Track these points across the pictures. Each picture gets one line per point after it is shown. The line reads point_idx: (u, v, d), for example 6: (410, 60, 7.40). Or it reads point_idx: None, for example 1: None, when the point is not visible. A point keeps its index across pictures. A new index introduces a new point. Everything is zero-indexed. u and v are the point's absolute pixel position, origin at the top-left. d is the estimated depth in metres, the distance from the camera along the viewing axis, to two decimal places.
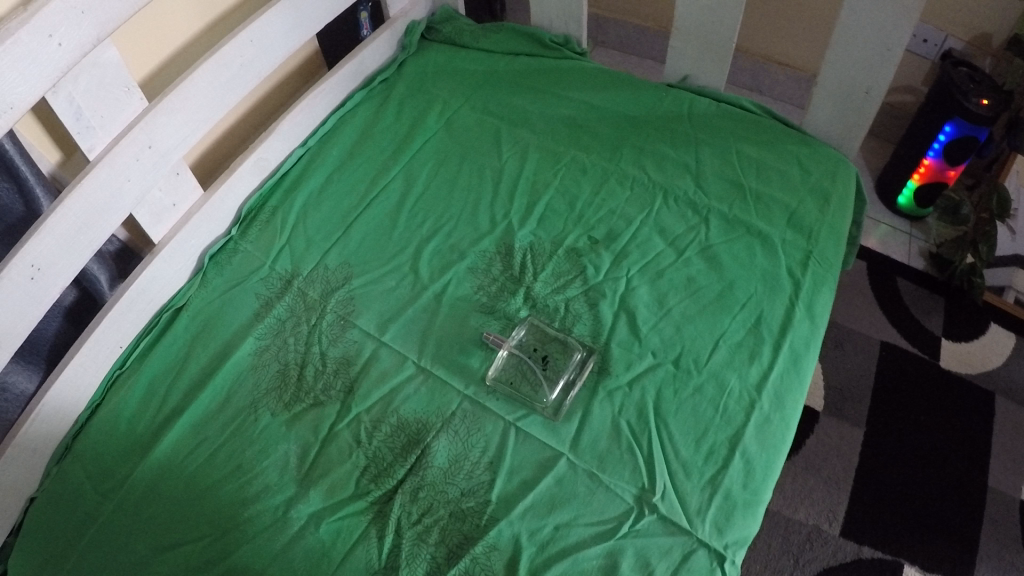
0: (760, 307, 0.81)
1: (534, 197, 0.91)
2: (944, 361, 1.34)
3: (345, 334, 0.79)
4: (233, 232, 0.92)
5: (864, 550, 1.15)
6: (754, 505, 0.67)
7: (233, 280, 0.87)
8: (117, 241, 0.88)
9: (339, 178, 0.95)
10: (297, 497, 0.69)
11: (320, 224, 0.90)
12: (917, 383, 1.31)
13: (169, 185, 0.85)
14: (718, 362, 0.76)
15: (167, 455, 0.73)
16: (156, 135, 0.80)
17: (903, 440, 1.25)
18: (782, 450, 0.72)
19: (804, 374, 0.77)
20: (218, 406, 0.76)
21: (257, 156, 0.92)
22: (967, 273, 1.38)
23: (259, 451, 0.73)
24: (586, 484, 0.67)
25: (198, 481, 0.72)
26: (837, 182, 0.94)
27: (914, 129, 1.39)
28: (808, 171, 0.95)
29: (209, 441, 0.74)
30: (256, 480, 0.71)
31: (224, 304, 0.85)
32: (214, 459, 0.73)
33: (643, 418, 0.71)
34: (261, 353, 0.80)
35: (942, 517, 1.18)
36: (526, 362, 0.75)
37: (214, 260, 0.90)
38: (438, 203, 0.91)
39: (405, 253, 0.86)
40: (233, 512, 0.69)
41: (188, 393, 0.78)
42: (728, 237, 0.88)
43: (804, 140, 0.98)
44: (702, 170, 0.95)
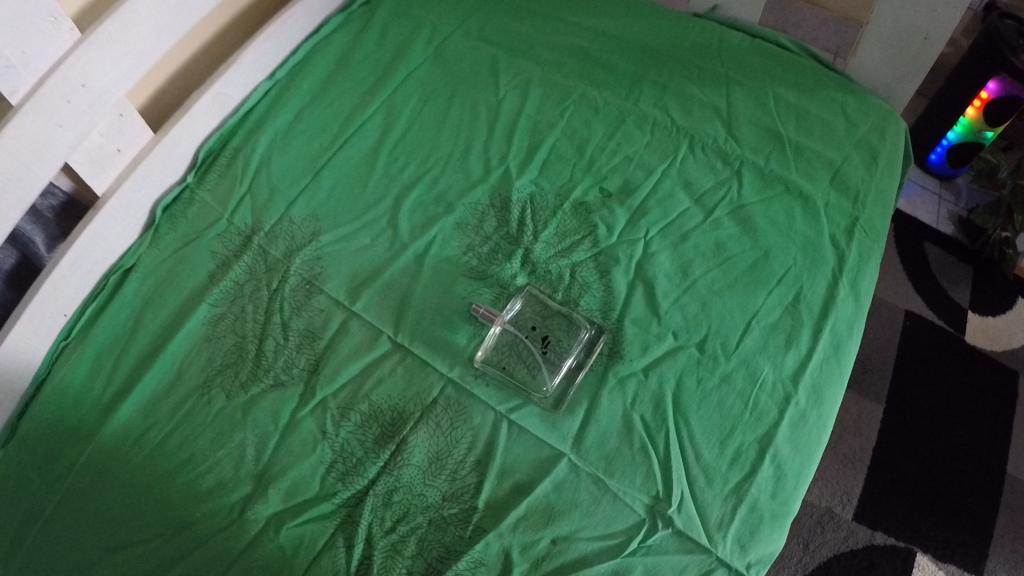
0: (800, 282, 0.69)
1: (536, 140, 0.77)
2: (969, 336, 1.23)
3: (311, 301, 0.67)
4: (189, 180, 0.78)
5: (878, 536, 1.06)
6: (782, 517, 0.58)
7: (187, 236, 0.74)
8: (60, 193, 0.74)
9: (310, 116, 0.80)
10: (254, 496, 0.59)
11: (286, 169, 0.76)
12: (942, 358, 1.20)
13: (113, 129, 0.71)
14: (749, 347, 0.64)
15: (111, 444, 0.62)
16: (91, 71, 0.65)
17: (922, 422, 1.15)
18: (816, 453, 0.61)
19: (846, 363, 0.65)
20: (168, 385, 0.65)
21: (215, 90, 0.78)
22: (1001, 243, 1.24)
23: (212, 440, 0.62)
24: (590, 491, 0.57)
25: (148, 475, 0.61)
26: (888, 137, 0.80)
27: (948, 87, 1.23)
28: (854, 123, 0.81)
29: (159, 427, 0.63)
30: (209, 475, 0.60)
31: (177, 265, 0.72)
32: (165, 447, 0.62)
33: (660, 412, 0.60)
34: (217, 323, 0.68)
35: (962, 505, 1.08)
36: (521, 342, 0.64)
37: (168, 212, 0.77)
38: (422, 145, 0.77)
39: (383, 204, 0.73)
40: (185, 511, 0.59)
41: (136, 369, 0.67)
42: (763, 197, 0.75)
43: (849, 88, 0.84)
44: (735, 115, 0.81)
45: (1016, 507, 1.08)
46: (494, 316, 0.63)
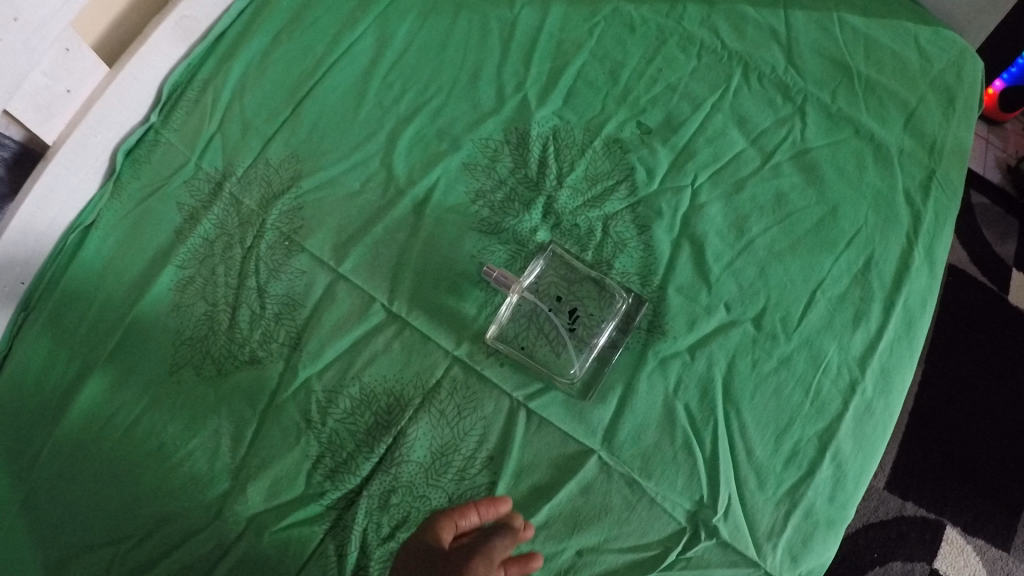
0: (872, 246, 0.57)
1: (560, 63, 0.64)
2: (1012, 297, 1.07)
3: (290, 262, 0.56)
4: (153, 120, 0.64)
5: (907, 507, 0.97)
6: (839, 524, 0.49)
7: (152, 184, 0.63)
8: (11, 144, 0.60)
9: (289, 38, 0.66)
10: (233, 493, 0.51)
11: (262, 101, 0.63)
12: (990, 317, 1.06)
13: (59, 66, 0.58)
14: (814, 324, 0.53)
15: (76, 431, 0.54)
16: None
17: (967, 386, 1.02)
18: (879, 448, 0.52)
19: (917, 343, 0.55)
20: (134, 363, 0.56)
21: (179, 13, 0.64)
22: None
23: (185, 427, 0.53)
24: (623, 495, 0.48)
25: (118, 466, 0.53)
26: (965, 79, 0.66)
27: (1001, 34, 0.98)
28: (929, 58, 0.67)
29: (126, 412, 0.54)
30: (183, 467, 0.52)
31: (140, 219, 0.61)
32: (133, 434, 0.54)
33: (708, 402, 0.50)
34: (185, 288, 0.57)
35: (999, 478, 0.98)
36: (544, 312, 0.53)
37: (132, 158, 0.64)
38: (423, 67, 0.64)
39: (376, 139, 0.61)
40: (159, 510, 0.51)
41: (100, 342, 0.57)
42: (831, 140, 0.62)
43: (922, 18, 0.69)
44: (798, 39, 0.67)
45: None
46: (512, 280, 0.51)
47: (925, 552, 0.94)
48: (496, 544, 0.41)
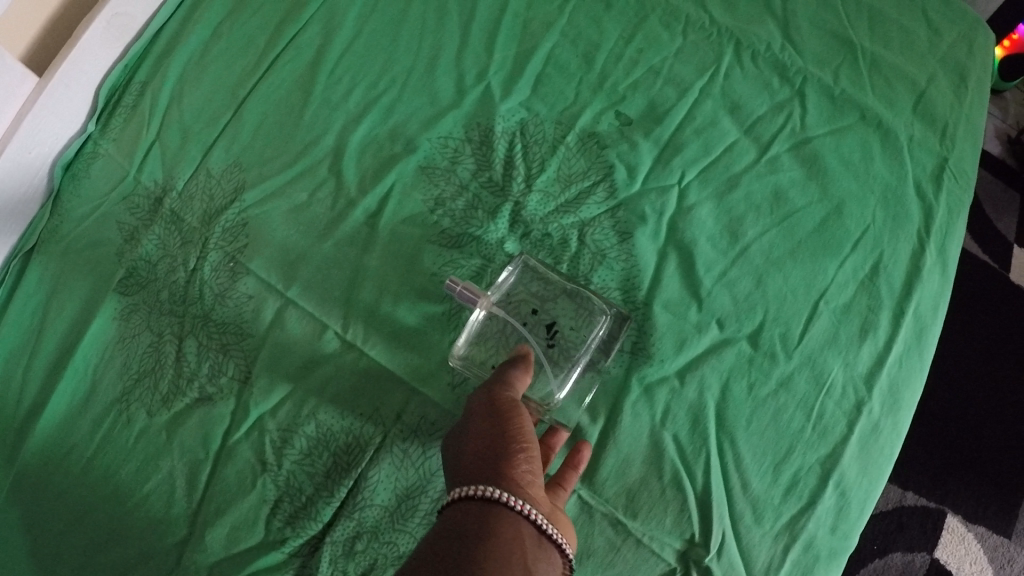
0: (879, 248, 0.52)
1: (528, 46, 0.58)
2: (1013, 275, 1.02)
3: (236, 285, 0.51)
4: (91, 130, 0.59)
5: (907, 497, 0.92)
6: (842, 556, 0.45)
7: (92, 202, 0.56)
8: None
9: (231, 31, 0.60)
10: (191, 541, 0.46)
11: (202, 102, 0.57)
12: (998, 297, 1.00)
13: None
14: (816, 339, 0.48)
15: (27, 477, 0.49)
16: None
17: (969, 369, 0.97)
18: (885, 471, 0.48)
19: (928, 354, 0.50)
20: (82, 400, 0.51)
21: (110, 10, 0.58)
22: None
23: (137, 469, 0.48)
24: (606, 535, 0.44)
25: (68, 514, 0.48)
26: (977, 53, 0.61)
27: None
28: (938, 30, 0.61)
29: (78, 455, 0.49)
30: (140, 511, 0.47)
31: (80, 243, 0.55)
32: (86, 479, 0.49)
33: (699, 431, 0.45)
34: (129, 317, 0.52)
35: (1002, 465, 0.93)
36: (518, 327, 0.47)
37: (71, 173, 0.58)
38: (374, 56, 0.58)
39: (324, 141, 0.55)
40: (112, 561, 0.47)
41: (44, 385, 0.52)
42: (834, 127, 0.57)
43: None
44: (794, 12, 0.61)
45: None
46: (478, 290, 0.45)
47: (927, 542, 0.90)
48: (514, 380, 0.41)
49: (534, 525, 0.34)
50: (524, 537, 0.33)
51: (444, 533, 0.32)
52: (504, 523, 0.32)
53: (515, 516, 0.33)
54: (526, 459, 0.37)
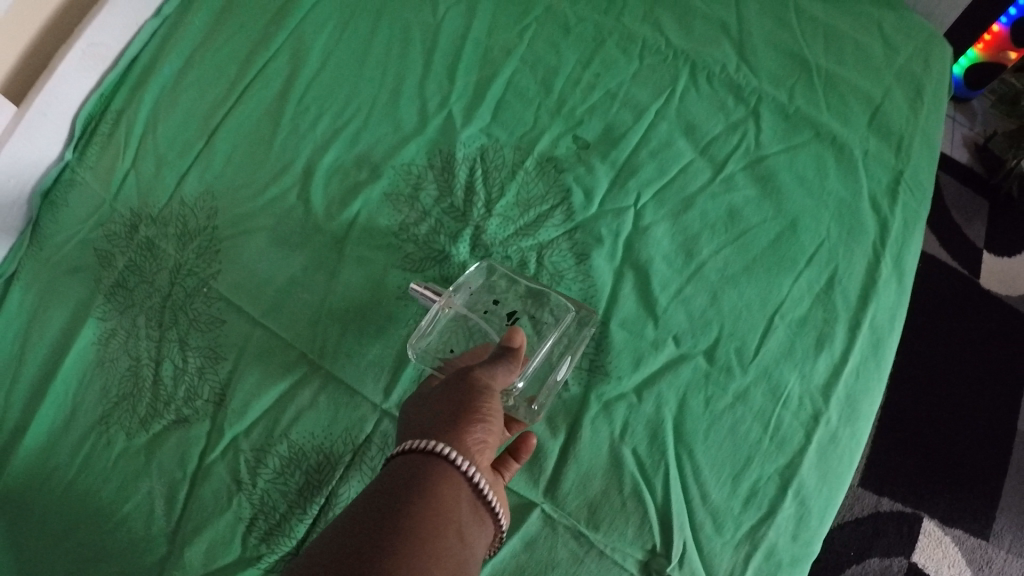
0: (833, 262, 0.54)
1: (488, 72, 0.60)
2: (982, 280, 1.05)
3: (209, 310, 0.52)
4: (68, 158, 0.60)
5: (882, 502, 0.94)
6: (804, 562, 0.47)
7: (68, 229, 0.58)
8: None
9: (203, 60, 0.62)
10: (170, 559, 0.47)
11: (176, 131, 0.59)
12: (961, 303, 1.04)
13: None
14: (772, 352, 0.50)
15: (15, 496, 0.51)
16: None
17: (935, 373, 1.00)
18: (846, 480, 0.49)
19: (886, 364, 0.52)
20: (65, 422, 0.52)
21: (85, 42, 0.60)
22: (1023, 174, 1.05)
23: (117, 489, 0.49)
24: (570, 547, 0.45)
25: (53, 533, 0.49)
26: (933, 68, 0.63)
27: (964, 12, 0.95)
28: (894, 47, 0.64)
29: (60, 475, 0.51)
30: (121, 531, 0.48)
31: (60, 270, 0.57)
32: (68, 499, 0.50)
33: (657, 443, 0.47)
34: (108, 342, 0.53)
35: (973, 467, 0.95)
36: (476, 326, 0.47)
37: (49, 200, 0.60)
38: (340, 83, 0.60)
39: (291, 169, 0.56)
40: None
41: (27, 407, 0.53)
42: (788, 145, 0.59)
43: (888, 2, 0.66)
44: (749, 35, 0.64)
45: None
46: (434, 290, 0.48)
47: (904, 547, 0.91)
48: (501, 364, 0.40)
49: (473, 487, 0.35)
50: (460, 496, 0.33)
51: (382, 482, 0.33)
52: (444, 479, 0.33)
53: (456, 476, 0.34)
54: (484, 429, 0.37)
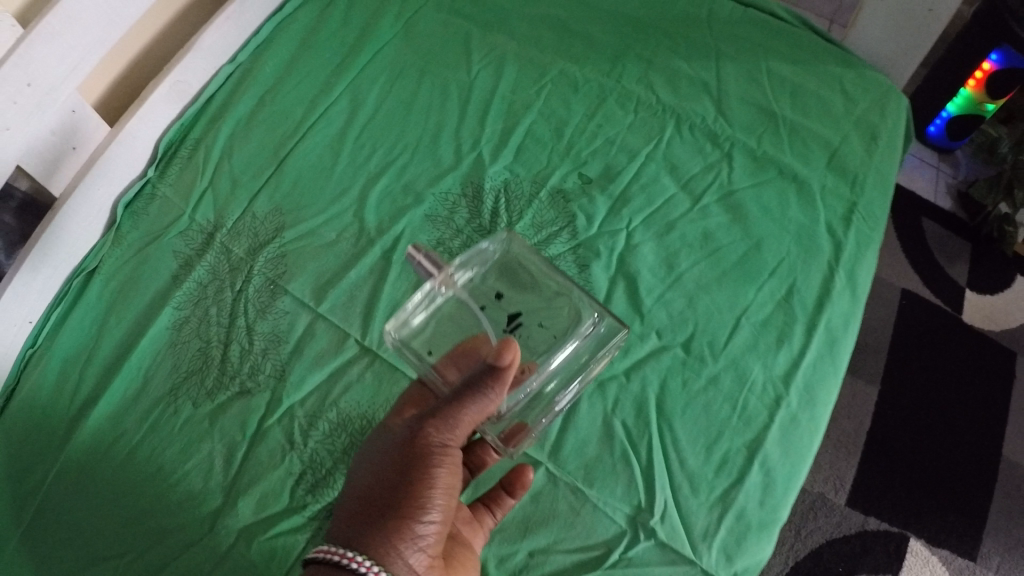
0: (793, 275, 0.65)
1: (512, 122, 0.74)
2: (967, 316, 1.24)
3: (275, 303, 0.64)
4: (150, 174, 0.74)
5: (869, 522, 1.07)
6: (771, 526, 0.54)
7: (150, 234, 0.70)
8: (20, 195, 0.73)
9: (273, 103, 0.77)
10: (224, 509, 0.55)
11: (247, 159, 0.73)
12: (935, 342, 1.21)
13: (65, 125, 0.71)
14: (739, 346, 0.61)
15: (83, 456, 0.59)
16: (35, 67, 0.63)
17: (913, 402, 1.16)
18: (809, 456, 0.58)
19: (842, 361, 0.61)
20: (135, 393, 0.62)
21: (172, 78, 0.75)
22: (1000, 220, 1.26)
23: (180, 451, 0.58)
24: (568, 501, 0.55)
25: (119, 488, 0.57)
26: (888, 115, 0.75)
27: (958, 45, 1.16)
28: (853, 100, 0.77)
29: (129, 437, 0.59)
30: (180, 486, 0.57)
31: (139, 265, 0.69)
32: (135, 458, 0.58)
33: (643, 417, 0.57)
34: (181, 327, 0.64)
35: (954, 489, 1.10)
36: (472, 312, 0.56)
37: (130, 208, 0.73)
38: (390, 128, 0.74)
39: (348, 195, 0.70)
40: (154, 525, 0.55)
41: (101, 377, 0.63)
42: (755, 181, 0.71)
43: (846, 61, 0.79)
44: (727, 93, 0.77)
45: (1016, 490, 1.10)
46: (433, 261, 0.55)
47: (891, 564, 1.04)
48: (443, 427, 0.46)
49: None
50: None
51: None
52: None
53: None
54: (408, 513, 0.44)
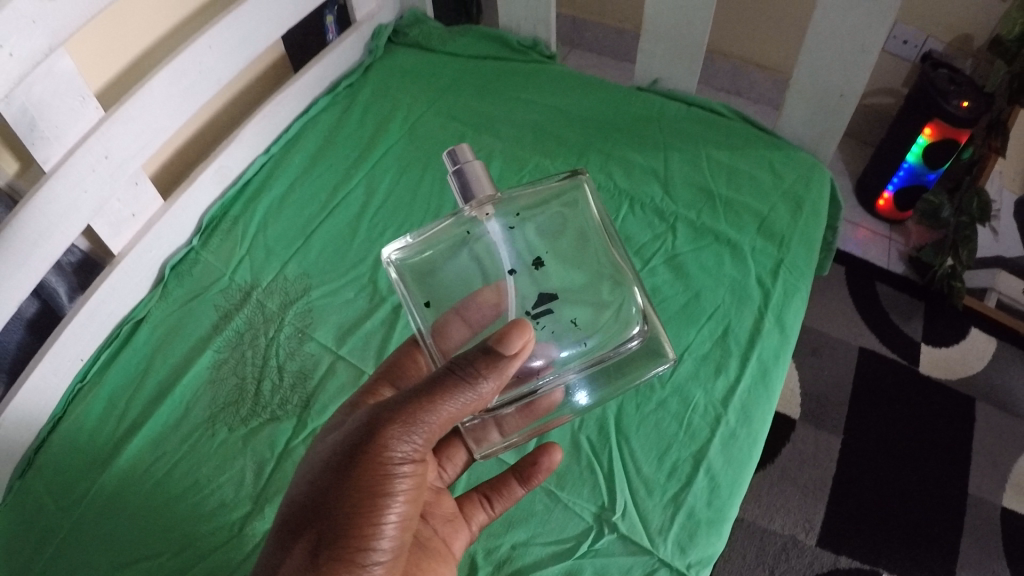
0: (727, 318, 0.80)
1: None
2: (923, 367, 1.41)
3: (302, 347, 0.83)
4: (194, 243, 0.93)
5: (841, 559, 1.21)
6: (719, 523, 0.66)
7: (192, 292, 0.90)
8: (78, 251, 0.91)
9: (301, 187, 0.97)
10: (251, 514, 0.72)
11: (281, 234, 0.92)
12: (893, 393, 1.38)
13: (129, 195, 0.88)
14: (683, 375, 0.75)
15: (124, 472, 0.76)
16: (112, 145, 0.82)
17: (876, 447, 1.32)
18: (750, 466, 0.70)
19: (773, 388, 0.75)
20: (177, 420, 0.79)
21: (217, 164, 0.94)
22: (948, 276, 1.44)
23: (215, 467, 0.75)
24: (544, 502, 0.69)
25: (155, 498, 0.74)
26: (812, 187, 0.92)
27: (896, 126, 1.44)
28: (781, 176, 0.93)
29: (167, 457, 0.76)
30: (212, 497, 0.73)
31: (183, 317, 0.87)
32: (172, 474, 0.75)
33: (603, 433, 0.72)
34: (220, 366, 0.82)
35: (918, 524, 1.24)
36: (496, 249, 0.64)
37: (175, 270, 0.92)
38: (400, 210, 0.93)
39: (364, 264, 0.89)
40: (190, 528, 0.72)
41: (147, 406, 0.81)
42: (695, 246, 0.87)
43: (776, 145, 0.96)
44: (672, 177, 0.94)
45: (981, 524, 1.25)
46: (476, 182, 0.62)
47: None
48: (405, 434, 0.53)
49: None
50: None
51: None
52: None
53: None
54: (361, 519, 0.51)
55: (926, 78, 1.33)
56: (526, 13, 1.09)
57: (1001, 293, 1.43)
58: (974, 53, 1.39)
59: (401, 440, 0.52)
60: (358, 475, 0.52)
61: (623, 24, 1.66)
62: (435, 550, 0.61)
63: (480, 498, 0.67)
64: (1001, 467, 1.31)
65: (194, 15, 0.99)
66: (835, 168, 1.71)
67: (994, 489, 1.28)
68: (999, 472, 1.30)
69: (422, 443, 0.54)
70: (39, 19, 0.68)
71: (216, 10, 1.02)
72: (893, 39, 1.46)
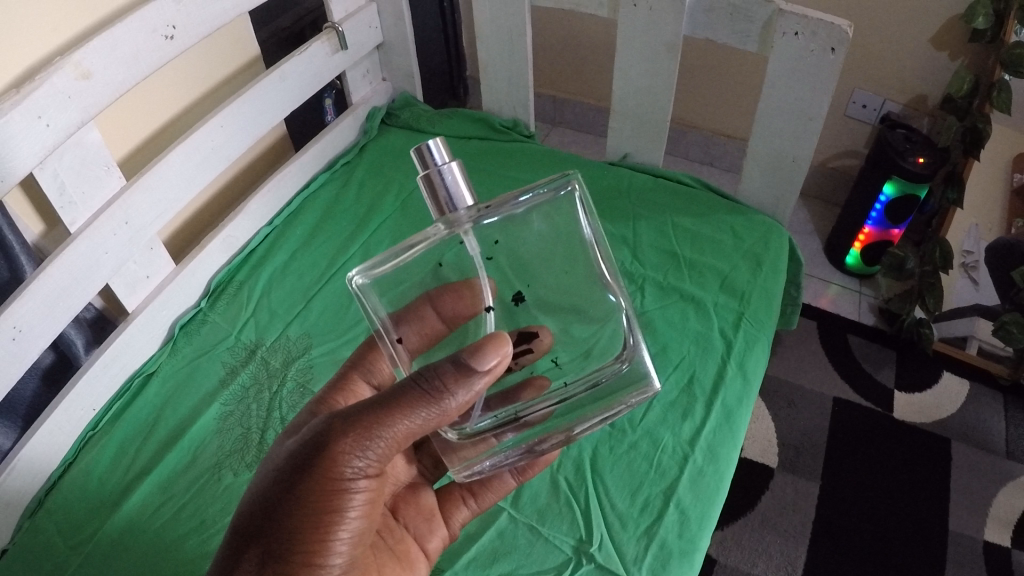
0: (693, 368, 0.88)
1: None
2: (896, 413, 1.48)
3: (304, 401, 0.90)
4: (203, 304, 1.02)
5: None
6: (690, 554, 0.72)
7: (201, 349, 0.97)
8: (94, 308, 0.99)
9: (303, 256, 1.06)
10: None
11: (284, 297, 1.01)
12: (866, 437, 1.45)
13: (144, 258, 0.96)
14: (652, 420, 0.83)
15: (132, 514, 0.81)
16: (133, 212, 0.91)
17: (853, 488, 1.38)
18: (718, 500, 0.77)
19: (737, 431, 0.82)
20: (185, 466, 0.85)
21: (224, 234, 1.04)
22: (915, 324, 1.54)
23: (221, 508, 0.81)
24: (526, 537, 0.76)
25: (161, 538, 0.79)
26: (770, 247, 1.02)
27: (860, 182, 1.57)
28: (741, 238, 1.04)
29: (174, 500, 0.82)
30: (218, 536, 0.79)
31: (192, 372, 0.95)
32: (179, 516, 0.81)
33: (580, 473, 0.79)
34: (226, 417, 0.89)
35: (895, 560, 1.29)
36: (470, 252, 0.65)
37: (184, 329, 1.00)
38: None
39: (361, 324, 0.97)
40: (195, 566, 0.77)
41: (155, 453, 0.87)
42: (662, 303, 0.97)
43: (735, 211, 1.07)
44: (641, 242, 1.05)
45: (959, 560, 1.30)
46: (458, 190, 0.61)
47: None
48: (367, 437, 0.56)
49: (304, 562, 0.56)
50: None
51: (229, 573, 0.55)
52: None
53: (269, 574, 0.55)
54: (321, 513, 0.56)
55: (885, 139, 1.46)
56: (507, 99, 1.22)
57: (982, 341, 1.52)
58: (930, 112, 1.53)
59: (364, 444, 0.56)
60: (319, 476, 0.56)
61: (598, 101, 1.83)
62: (403, 551, 0.68)
63: (462, 495, 0.76)
64: (974, 503, 1.36)
65: (207, 96, 1.10)
66: (799, 226, 1.84)
67: (968, 527, 1.34)
68: (974, 508, 1.36)
69: (384, 447, 0.57)
70: (75, 96, 0.79)
71: (227, 94, 1.14)
72: (854, 103, 1.61)
